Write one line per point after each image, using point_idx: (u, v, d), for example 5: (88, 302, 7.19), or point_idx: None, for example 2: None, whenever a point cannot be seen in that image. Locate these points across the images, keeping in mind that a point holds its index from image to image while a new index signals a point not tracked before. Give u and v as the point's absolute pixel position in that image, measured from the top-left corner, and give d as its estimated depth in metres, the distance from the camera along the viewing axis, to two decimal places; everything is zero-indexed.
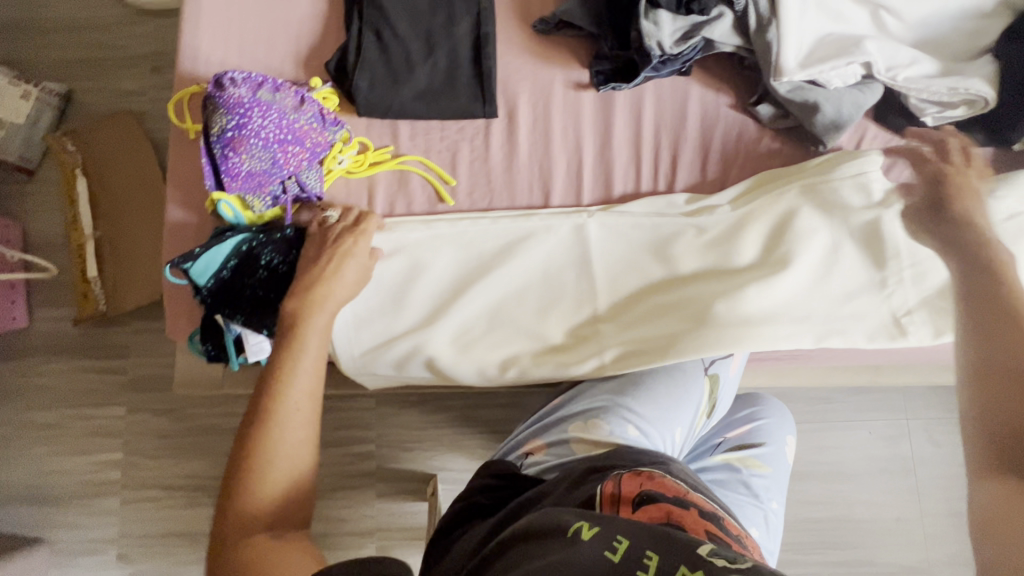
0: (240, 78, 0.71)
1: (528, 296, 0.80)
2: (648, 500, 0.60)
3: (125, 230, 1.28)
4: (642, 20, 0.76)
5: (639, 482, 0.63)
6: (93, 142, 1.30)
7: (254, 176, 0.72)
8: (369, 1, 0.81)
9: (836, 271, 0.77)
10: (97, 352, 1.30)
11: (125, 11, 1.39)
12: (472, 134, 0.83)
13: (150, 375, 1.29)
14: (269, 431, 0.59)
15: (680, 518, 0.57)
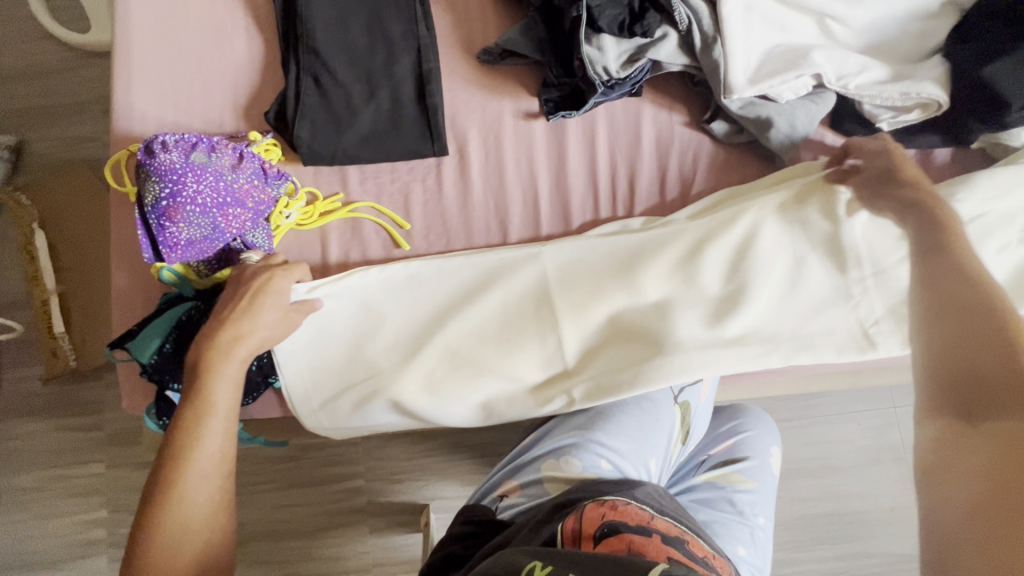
0: (172, 141, 0.69)
1: (494, 339, 0.77)
2: (610, 532, 0.60)
3: (88, 282, 1.24)
4: (585, 46, 0.74)
5: (601, 512, 0.63)
6: (47, 193, 1.25)
7: (195, 244, 0.69)
8: (305, 46, 0.78)
9: (807, 282, 0.76)
10: (70, 409, 1.26)
11: (71, 55, 1.34)
12: (423, 173, 0.81)
13: (128, 428, 1.26)
14: (171, 506, 0.55)
15: (640, 547, 0.58)
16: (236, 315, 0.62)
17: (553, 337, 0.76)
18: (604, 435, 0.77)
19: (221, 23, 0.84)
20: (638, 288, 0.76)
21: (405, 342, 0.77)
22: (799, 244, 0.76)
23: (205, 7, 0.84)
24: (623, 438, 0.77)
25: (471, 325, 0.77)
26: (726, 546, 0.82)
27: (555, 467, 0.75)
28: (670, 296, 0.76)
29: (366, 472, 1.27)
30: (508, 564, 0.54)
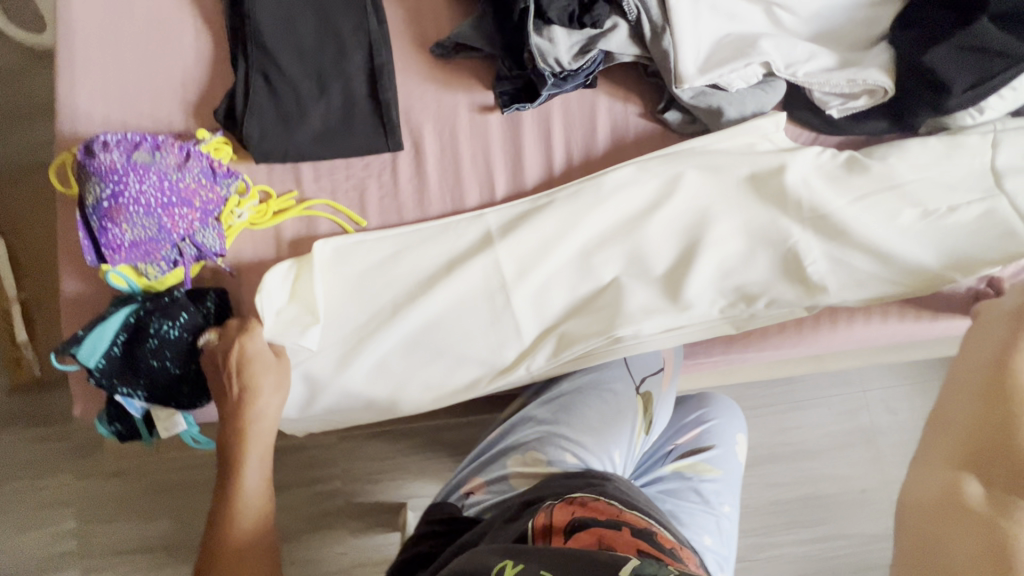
0: (113, 141, 0.67)
1: (450, 322, 0.77)
2: (579, 528, 0.59)
3: (53, 291, 1.23)
4: (536, 38, 0.74)
5: (570, 511, 0.62)
6: (14, 201, 1.25)
7: (139, 245, 0.67)
8: (252, 42, 0.77)
9: (755, 250, 0.77)
10: (35, 420, 1.23)
11: (23, 57, 1.31)
12: (379, 169, 0.80)
13: (96, 437, 1.23)
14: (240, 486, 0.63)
15: (610, 541, 0.56)
16: (248, 385, 0.66)
17: (506, 316, 0.77)
18: (569, 428, 0.77)
19: (167, 20, 0.82)
20: (586, 262, 0.78)
21: (361, 326, 0.76)
22: (738, 200, 0.77)
23: (150, 5, 0.82)
24: (586, 430, 0.77)
25: (425, 306, 0.76)
26: (693, 537, 0.84)
27: (520, 461, 0.75)
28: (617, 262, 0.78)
29: (342, 473, 1.26)
30: (480, 562, 0.54)
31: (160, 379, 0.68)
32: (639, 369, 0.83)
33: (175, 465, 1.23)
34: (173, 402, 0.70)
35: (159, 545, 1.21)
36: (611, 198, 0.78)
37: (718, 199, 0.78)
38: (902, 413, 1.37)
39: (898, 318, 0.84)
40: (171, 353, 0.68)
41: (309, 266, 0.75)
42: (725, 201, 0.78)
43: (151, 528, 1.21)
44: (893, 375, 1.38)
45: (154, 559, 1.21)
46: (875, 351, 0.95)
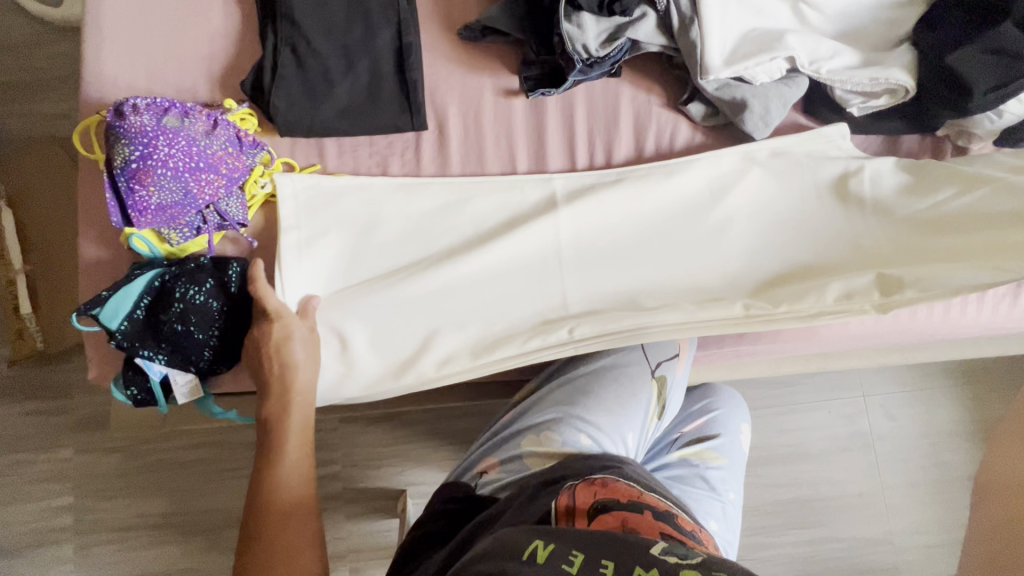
0: (143, 105, 0.67)
1: (472, 296, 0.78)
2: (603, 510, 0.61)
3: (56, 266, 1.20)
4: (565, 23, 0.74)
5: (592, 492, 0.64)
6: (20, 171, 1.22)
7: (166, 209, 0.68)
8: (282, 15, 0.77)
9: (795, 253, 0.79)
10: (37, 393, 1.22)
11: (42, 30, 1.30)
12: (401, 147, 0.81)
13: (98, 412, 1.23)
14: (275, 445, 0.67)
15: (635, 524, 0.58)
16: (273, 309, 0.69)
17: (526, 296, 0.79)
18: (583, 409, 0.78)
19: None
20: (613, 244, 0.80)
21: (415, 270, 0.78)
22: (754, 201, 0.80)
23: None
24: (602, 412, 0.78)
25: (447, 284, 0.78)
26: (701, 520, 0.84)
27: (533, 442, 0.76)
28: (636, 252, 0.80)
29: (344, 457, 1.25)
30: (508, 539, 0.55)
31: (181, 343, 0.68)
32: (655, 354, 0.84)
33: (177, 443, 1.22)
34: (192, 366, 0.70)
35: (157, 523, 1.20)
36: (634, 188, 0.80)
37: (758, 201, 0.80)
38: (901, 419, 1.39)
39: (909, 318, 0.85)
40: (195, 318, 0.68)
41: (361, 218, 0.78)
42: (770, 201, 0.80)
43: (150, 506, 1.21)
44: (894, 381, 1.39)
45: (152, 537, 1.20)
46: (881, 352, 0.96)
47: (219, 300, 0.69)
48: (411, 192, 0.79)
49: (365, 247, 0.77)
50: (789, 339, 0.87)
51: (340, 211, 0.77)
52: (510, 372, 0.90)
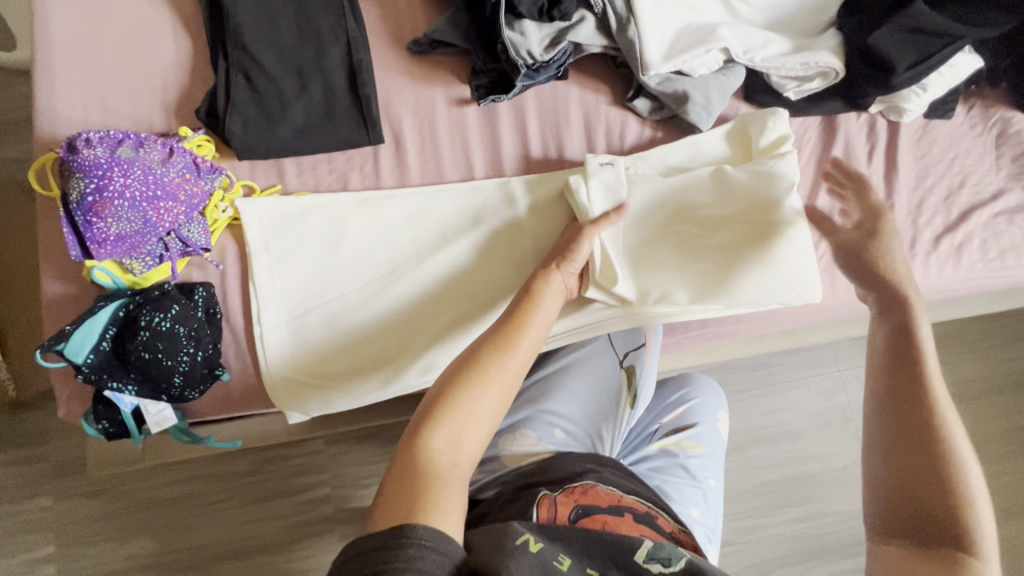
0: (96, 138, 0.68)
1: (441, 302, 0.79)
2: (584, 514, 0.64)
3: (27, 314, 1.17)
4: (507, 31, 0.77)
5: (571, 497, 0.66)
6: None
7: (125, 239, 0.68)
8: (231, 42, 0.78)
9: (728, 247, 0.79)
10: (12, 442, 1.20)
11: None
12: (359, 162, 0.82)
13: (78, 456, 1.21)
14: (479, 383, 0.55)
15: (615, 526, 0.62)
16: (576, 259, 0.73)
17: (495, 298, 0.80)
18: (556, 404, 0.80)
19: (146, 26, 0.83)
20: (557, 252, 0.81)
21: (381, 280, 0.78)
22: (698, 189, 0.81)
23: (129, 11, 0.84)
24: (575, 406, 0.80)
25: (412, 294, 0.79)
26: (681, 510, 0.86)
27: (510, 440, 0.77)
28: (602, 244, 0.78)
29: (334, 478, 1.24)
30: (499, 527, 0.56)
31: (150, 372, 0.68)
32: (622, 344, 0.85)
33: (161, 479, 1.21)
34: (163, 394, 0.70)
35: (145, 563, 1.18)
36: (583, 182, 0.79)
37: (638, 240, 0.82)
38: None
39: None
40: (163, 346, 0.67)
41: (323, 232, 0.79)
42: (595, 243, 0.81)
43: (137, 547, 1.18)
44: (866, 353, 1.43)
45: None
46: (843, 325, 0.99)
47: (185, 324, 0.69)
48: (374, 208, 0.80)
49: (331, 261, 0.78)
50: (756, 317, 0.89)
51: (299, 228, 0.78)
52: None
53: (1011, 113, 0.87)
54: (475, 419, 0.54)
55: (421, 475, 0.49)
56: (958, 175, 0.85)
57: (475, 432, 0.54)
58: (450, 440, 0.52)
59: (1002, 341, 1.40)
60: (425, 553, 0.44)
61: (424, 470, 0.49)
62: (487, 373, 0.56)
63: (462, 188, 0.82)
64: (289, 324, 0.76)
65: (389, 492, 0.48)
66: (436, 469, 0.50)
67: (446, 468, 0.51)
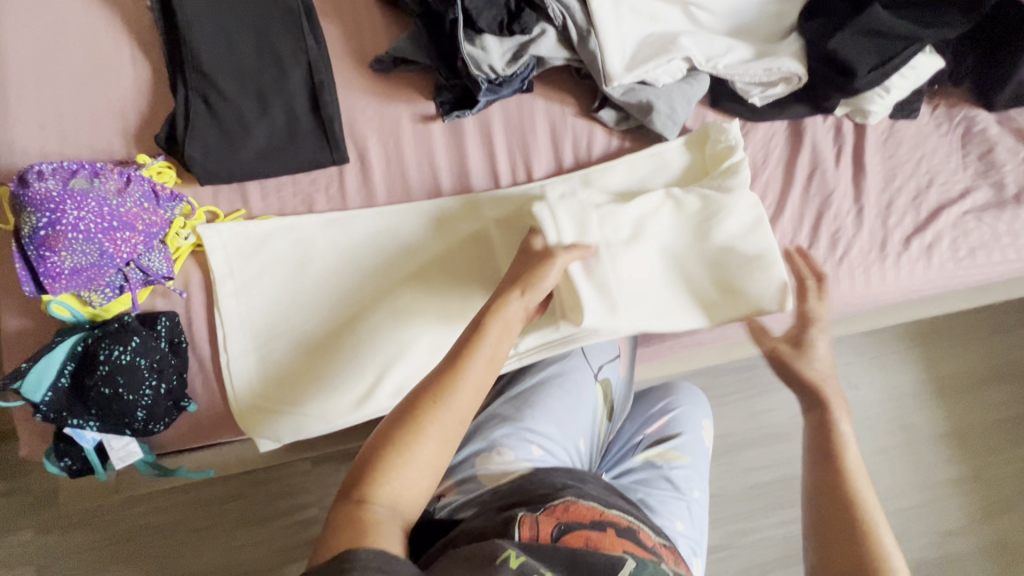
0: (48, 170, 0.66)
1: (411, 323, 0.78)
2: (566, 531, 0.62)
3: None
4: (468, 46, 0.76)
5: (553, 514, 0.65)
6: None
7: (81, 273, 0.66)
8: (189, 67, 0.77)
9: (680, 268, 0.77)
10: None
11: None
12: (325, 183, 0.81)
13: (56, 489, 1.18)
14: (419, 431, 0.52)
15: (597, 541, 0.61)
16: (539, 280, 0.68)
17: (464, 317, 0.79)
18: (532, 421, 0.78)
19: (103, 52, 0.82)
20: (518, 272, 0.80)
21: (349, 302, 0.77)
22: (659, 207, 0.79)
23: (85, 38, 0.82)
24: (552, 422, 0.79)
25: (382, 316, 0.78)
26: (665, 522, 0.85)
27: (486, 460, 0.76)
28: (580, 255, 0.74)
29: (320, 500, 1.22)
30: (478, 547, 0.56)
31: (110, 406, 0.66)
32: (596, 357, 0.85)
33: (142, 509, 1.19)
34: (125, 428, 0.68)
35: None
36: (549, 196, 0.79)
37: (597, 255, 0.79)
38: None
39: None
40: (123, 379, 0.66)
41: (289, 256, 0.77)
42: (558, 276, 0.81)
43: None
44: None
45: None
46: None
47: (146, 357, 0.68)
48: (343, 232, 0.79)
49: (298, 284, 0.77)
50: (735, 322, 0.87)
51: (264, 252, 0.77)
52: None
53: (975, 110, 0.87)
54: (416, 467, 0.51)
55: (359, 520, 0.47)
56: (927, 174, 0.85)
57: (420, 474, 0.51)
58: (390, 494, 0.49)
59: (983, 334, 1.40)
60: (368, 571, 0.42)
61: (363, 520, 0.48)
62: (426, 418, 0.52)
63: (429, 206, 0.81)
64: (258, 350, 0.75)
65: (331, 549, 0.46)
66: (373, 517, 0.48)
67: (387, 514, 0.48)
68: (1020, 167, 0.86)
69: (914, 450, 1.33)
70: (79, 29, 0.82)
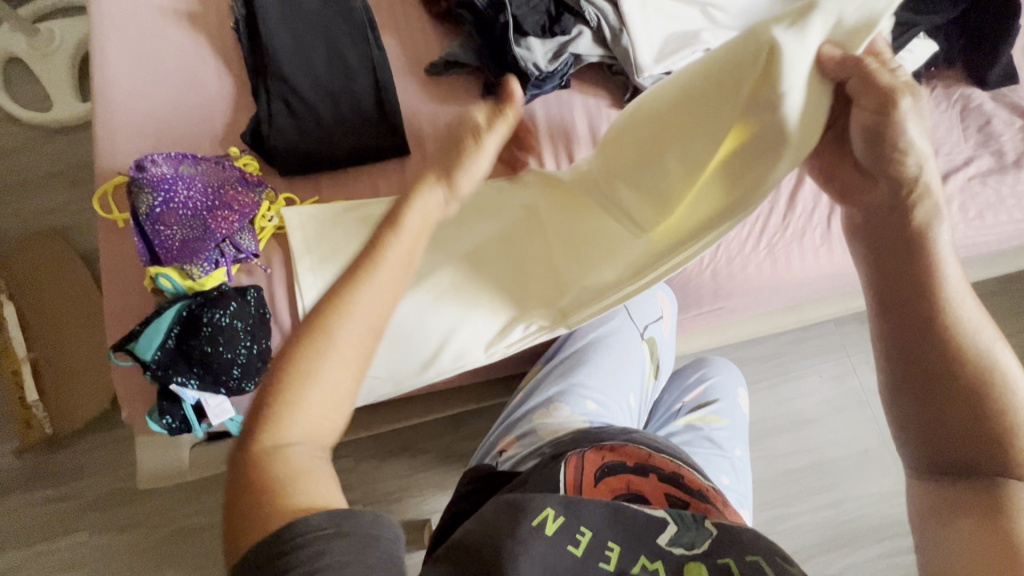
0: (161, 158, 0.78)
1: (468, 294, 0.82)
2: (609, 473, 0.69)
3: (62, 348, 1.21)
4: (516, 48, 0.87)
5: (600, 455, 0.71)
6: (16, 263, 1.25)
7: (187, 244, 0.77)
8: (272, 74, 0.88)
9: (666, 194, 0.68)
10: (39, 481, 1.17)
11: (27, 134, 1.35)
12: (388, 171, 0.91)
13: (107, 491, 1.17)
14: (311, 362, 0.46)
15: (638, 486, 0.68)
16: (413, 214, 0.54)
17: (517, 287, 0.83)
18: (585, 380, 0.86)
19: (193, 67, 0.94)
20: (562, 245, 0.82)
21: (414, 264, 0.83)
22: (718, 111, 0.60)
23: (178, 56, 0.94)
24: (602, 379, 0.87)
25: (445, 283, 0.82)
26: (712, 475, 0.87)
27: (545, 415, 0.82)
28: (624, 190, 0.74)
29: (364, 496, 1.21)
30: (518, 502, 0.59)
31: (210, 364, 0.75)
32: (641, 318, 0.92)
33: (192, 508, 1.17)
34: (221, 387, 0.76)
35: None
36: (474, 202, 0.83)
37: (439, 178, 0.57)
38: None
39: None
40: (222, 339, 0.74)
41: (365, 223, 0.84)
42: (400, 256, 0.51)
43: None
44: None
45: None
46: (845, 297, 1.06)
47: (242, 320, 0.76)
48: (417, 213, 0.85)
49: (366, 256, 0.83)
50: (773, 288, 0.91)
51: (340, 225, 0.84)
52: (515, 361, 0.96)
53: (970, 89, 0.96)
54: (320, 404, 0.46)
55: (270, 482, 0.44)
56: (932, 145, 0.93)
57: (332, 414, 0.47)
58: (306, 430, 0.46)
59: (1002, 316, 1.44)
60: (325, 545, 0.43)
61: (267, 463, 0.44)
62: (317, 355, 0.46)
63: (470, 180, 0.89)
64: None
65: (250, 488, 0.44)
66: (293, 467, 0.45)
67: (310, 458, 0.45)
68: (1017, 137, 0.95)
69: None
70: (173, 48, 0.94)
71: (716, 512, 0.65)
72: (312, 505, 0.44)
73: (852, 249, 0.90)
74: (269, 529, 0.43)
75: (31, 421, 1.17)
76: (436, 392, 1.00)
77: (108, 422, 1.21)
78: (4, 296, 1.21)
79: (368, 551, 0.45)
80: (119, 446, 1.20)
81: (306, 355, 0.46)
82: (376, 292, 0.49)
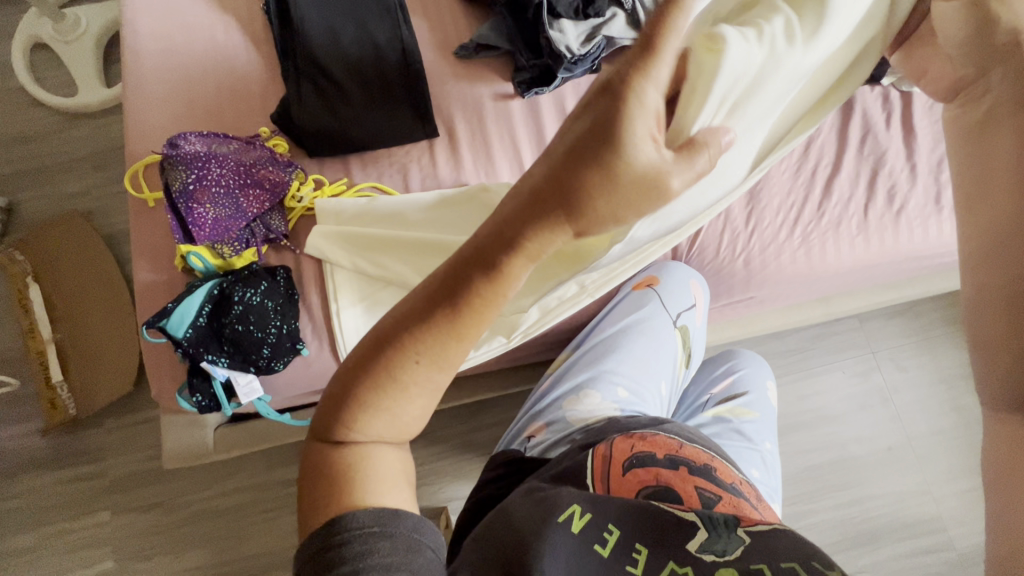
0: (195, 137, 0.80)
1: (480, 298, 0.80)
2: (638, 464, 0.67)
3: (83, 330, 1.21)
4: (550, 30, 0.85)
5: (630, 444, 0.70)
6: (41, 246, 1.26)
7: (220, 222, 0.77)
8: (302, 55, 0.88)
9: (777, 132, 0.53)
10: (65, 460, 1.19)
11: (54, 118, 1.36)
12: (417, 154, 0.90)
13: (130, 472, 1.19)
14: (387, 398, 0.40)
15: (668, 479, 0.66)
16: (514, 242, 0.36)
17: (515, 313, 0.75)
18: (616, 368, 0.85)
19: (222, 49, 0.94)
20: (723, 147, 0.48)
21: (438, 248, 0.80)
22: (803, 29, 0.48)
23: (208, 37, 0.94)
24: (633, 368, 0.86)
25: None
26: (742, 467, 0.86)
27: (575, 402, 0.82)
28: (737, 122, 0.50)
29: None
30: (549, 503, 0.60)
31: (242, 344, 0.75)
32: (674, 306, 0.89)
33: (214, 490, 1.18)
34: (252, 366, 0.76)
35: None
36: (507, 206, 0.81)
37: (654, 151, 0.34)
38: (913, 369, 1.43)
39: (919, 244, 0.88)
40: (254, 318, 0.74)
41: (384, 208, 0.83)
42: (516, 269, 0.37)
43: (192, 559, 1.16)
44: (898, 333, 1.44)
45: None
46: (877, 290, 1.03)
47: (272, 300, 0.76)
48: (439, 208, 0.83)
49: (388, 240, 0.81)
50: (807, 279, 0.89)
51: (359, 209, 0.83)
52: (541, 347, 0.95)
53: None
54: (403, 421, 0.42)
55: (333, 477, 0.42)
56: None
57: (413, 426, 0.43)
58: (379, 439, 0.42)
59: None
60: (373, 543, 0.40)
61: (345, 467, 0.42)
62: (405, 383, 0.40)
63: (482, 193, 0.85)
64: (366, 303, 0.81)
65: (313, 468, 0.43)
66: (365, 467, 0.42)
67: (380, 459, 0.43)
68: None
69: (966, 429, 1.39)
70: (202, 29, 0.94)
71: (748, 508, 0.64)
72: (371, 501, 0.42)
73: (892, 239, 0.88)
74: (329, 516, 0.42)
75: (58, 399, 1.17)
76: (459, 378, 1.00)
77: (132, 403, 1.22)
78: (29, 278, 1.23)
79: (413, 557, 0.42)
80: (141, 428, 1.21)
81: (386, 385, 0.40)
82: (477, 326, 0.39)
